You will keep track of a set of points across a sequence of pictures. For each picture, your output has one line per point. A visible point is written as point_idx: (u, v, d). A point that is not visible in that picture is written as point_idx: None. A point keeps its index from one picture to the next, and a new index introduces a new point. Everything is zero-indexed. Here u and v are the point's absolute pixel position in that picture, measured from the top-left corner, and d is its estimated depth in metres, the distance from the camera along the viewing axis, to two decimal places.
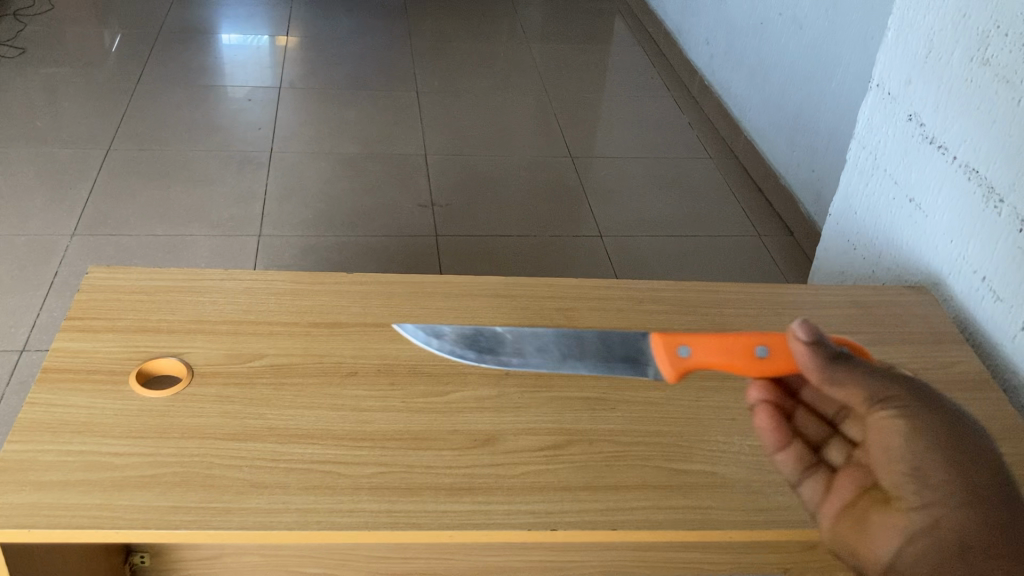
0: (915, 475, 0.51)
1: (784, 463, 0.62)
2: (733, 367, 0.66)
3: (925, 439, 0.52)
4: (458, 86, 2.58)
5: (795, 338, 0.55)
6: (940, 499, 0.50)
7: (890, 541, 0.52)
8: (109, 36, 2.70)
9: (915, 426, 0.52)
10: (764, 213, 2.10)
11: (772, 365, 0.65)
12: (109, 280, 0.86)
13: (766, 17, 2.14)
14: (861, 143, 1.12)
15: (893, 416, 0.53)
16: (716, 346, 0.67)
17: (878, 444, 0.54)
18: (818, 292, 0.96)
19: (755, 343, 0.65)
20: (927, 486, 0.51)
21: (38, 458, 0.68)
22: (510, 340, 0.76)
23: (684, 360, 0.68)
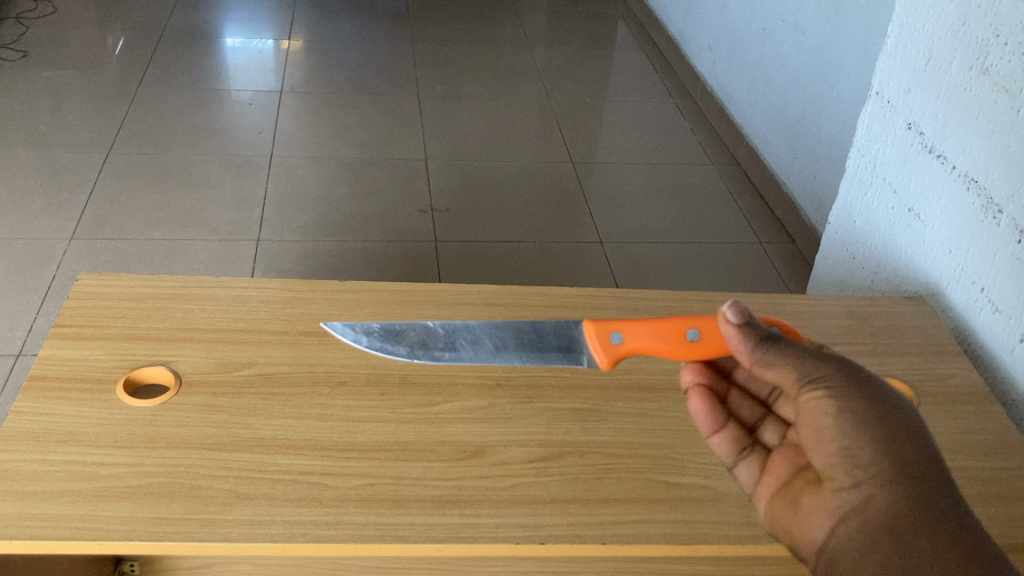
0: (844, 454, 0.53)
1: (720, 445, 0.64)
2: (667, 353, 0.65)
3: (853, 419, 0.53)
4: (460, 91, 2.58)
5: (725, 321, 0.57)
6: (869, 478, 0.52)
7: (824, 520, 0.54)
8: (112, 39, 2.70)
9: (843, 407, 0.54)
10: (765, 220, 2.09)
11: (704, 348, 0.64)
12: (99, 287, 0.86)
13: (769, 23, 2.13)
14: (860, 152, 1.11)
15: (822, 397, 0.55)
16: (649, 332, 0.65)
17: (809, 424, 0.55)
18: (815, 302, 0.95)
19: (687, 326, 0.64)
20: (856, 466, 0.53)
21: (22, 468, 0.68)
22: (440, 332, 0.73)
23: (617, 347, 0.67)
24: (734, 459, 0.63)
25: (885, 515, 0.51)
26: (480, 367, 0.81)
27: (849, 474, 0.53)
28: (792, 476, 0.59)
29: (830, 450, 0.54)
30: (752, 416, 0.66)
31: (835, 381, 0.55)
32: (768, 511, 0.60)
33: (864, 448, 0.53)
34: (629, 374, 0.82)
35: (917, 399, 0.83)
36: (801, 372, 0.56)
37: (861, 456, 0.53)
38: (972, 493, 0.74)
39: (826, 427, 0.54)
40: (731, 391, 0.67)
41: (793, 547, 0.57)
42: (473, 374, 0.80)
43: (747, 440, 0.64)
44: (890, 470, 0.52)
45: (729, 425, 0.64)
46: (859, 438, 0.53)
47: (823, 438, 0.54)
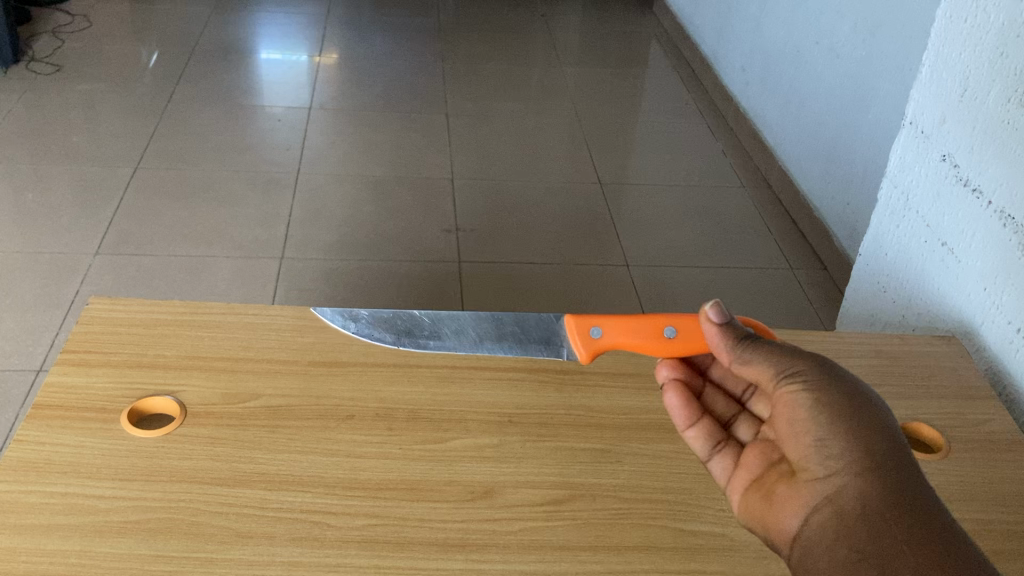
0: (818, 445, 0.57)
1: (696, 439, 0.68)
2: (645, 348, 0.70)
3: (827, 412, 0.58)
4: (490, 110, 2.56)
5: (707, 319, 0.63)
6: (842, 466, 0.56)
7: (796, 508, 0.58)
8: (146, 53, 2.73)
9: (817, 400, 0.58)
10: (797, 246, 2.04)
11: (680, 345, 0.69)
12: (109, 312, 0.85)
13: (804, 45, 2.10)
14: (893, 182, 1.08)
15: (798, 392, 0.59)
16: (627, 328, 0.71)
17: (784, 417, 0.60)
18: (841, 340, 0.92)
19: (664, 324, 0.69)
20: (829, 455, 0.57)
21: (20, 500, 0.66)
22: (427, 323, 0.80)
23: (596, 342, 0.72)
24: (710, 453, 0.68)
25: (856, 500, 0.55)
26: (493, 401, 0.79)
27: (822, 464, 0.57)
28: (765, 470, 0.63)
29: (805, 441, 0.58)
30: (726, 412, 0.70)
31: (810, 377, 0.59)
32: (743, 503, 0.63)
33: (837, 438, 0.57)
34: (645, 412, 0.80)
35: (948, 445, 0.80)
36: (778, 369, 0.60)
37: (834, 445, 0.57)
38: (1006, 547, 0.70)
39: (802, 419, 0.58)
40: (706, 388, 0.72)
41: (765, 537, 0.61)
42: (485, 409, 0.78)
43: (723, 435, 0.68)
44: (861, 458, 0.56)
45: (704, 421, 0.68)
46: (832, 429, 0.57)
47: (798, 430, 0.59)
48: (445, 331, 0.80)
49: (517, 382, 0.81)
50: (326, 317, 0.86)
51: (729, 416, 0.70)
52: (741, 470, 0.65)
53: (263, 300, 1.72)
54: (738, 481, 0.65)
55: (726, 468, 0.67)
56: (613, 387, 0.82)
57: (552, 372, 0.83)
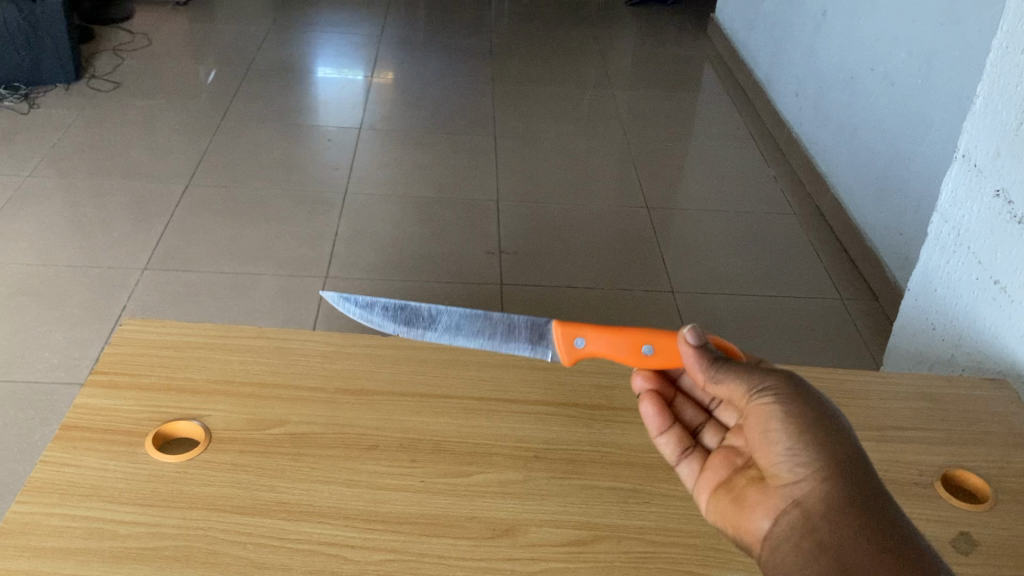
0: (790, 453, 0.58)
1: (666, 445, 0.68)
2: (626, 362, 0.69)
3: (797, 423, 0.58)
4: (538, 131, 2.56)
5: (684, 341, 0.62)
6: (810, 473, 0.58)
7: (766, 512, 0.59)
8: (204, 71, 2.78)
9: (788, 413, 0.59)
10: (848, 275, 2.00)
11: (656, 362, 0.67)
12: (141, 333, 0.85)
13: (857, 71, 2.06)
14: (944, 217, 1.04)
15: (769, 403, 0.59)
16: (611, 340, 0.69)
17: (755, 428, 0.60)
18: (884, 381, 0.88)
19: (643, 341, 0.67)
20: (799, 462, 0.58)
21: (43, 522, 0.66)
22: (424, 312, 0.73)
23: (579, 350, 0.70)
24: (678, 458, 0.68)
25: (823, 504, 0.56)
26: (519, 436, 0.77)
27: (792, 471, 0.58)
28: (732, 475, 0.64)
29: (775, 449, 0.59)
30: (695, 420, 0.71)
31: (779, 389, 0.60)
32: (709, 505, 0.64)
33: (806, 447, 0.58)
34: None
35: (994, 495, 0.76)
36: (750, 384, 0.60)
37: (803, 453, 0.58)
38: None
39: (774, 430, 0.59)
40: (678, 396, 0.71)
41: (734, 538, 0.62)
42: (510, 443, 0.77)
43: (690, 442, 0.68)
44: (828, 466, 0.57)
45: (675, 428, 0.69)
46: (802, 438, 0.58)
47: (770, 440, 0.59)
48: (440, 323, 0.73)
49: (545, 417, 0.80)
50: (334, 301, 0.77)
51: (697, 425, 0.70)
52: (707, 473, 0.65)
53: (306, 321, 1.73)
54: (704, 483, 0.65)
55: (694, 472, 0.67)
56: (643, 423, 0.80)
57: (581, 407, 0.81)
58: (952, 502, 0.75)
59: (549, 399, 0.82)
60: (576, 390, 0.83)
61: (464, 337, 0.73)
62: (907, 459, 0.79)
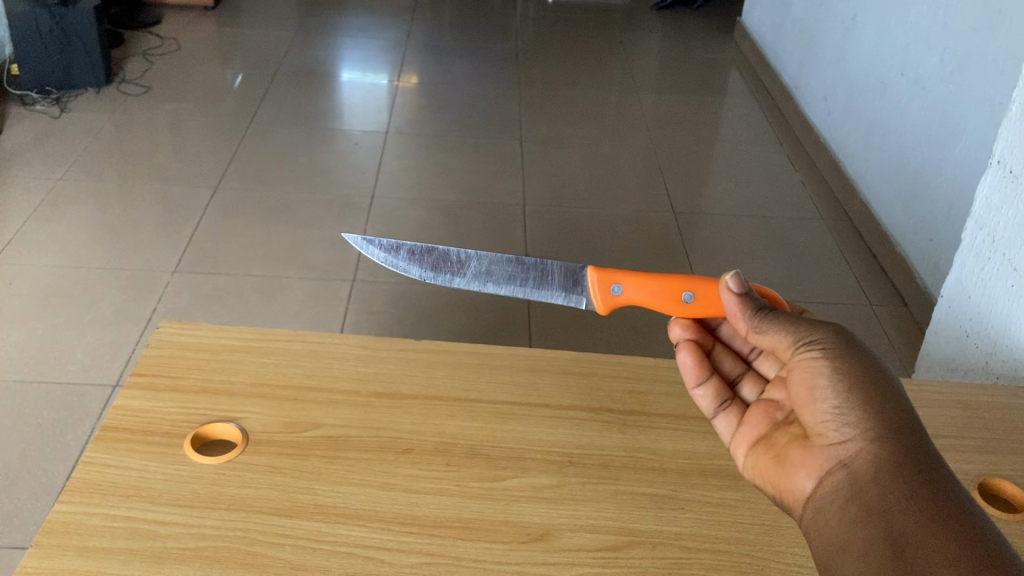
0: (837, 411, 0.58)
1: (703, 398, 0.70)
2: (664, 309, 0.71)
3: (844, 379, 0.58)
4: (563, 135, 2.57)
5: (727, 288, 0.64)
6: (857, 433, 0.57)
7: (812, 472, 0.60)
8: (232, 74, 2.81)
9: (836, 369, 0.59)
10: (876, 282, 1.99)
11: (697, 309, 0.70)
12: (178, 336, 0.86)
13: (888, 76, 2.05)
14: (978, 224, 1.03)
15: (817, 358, 0.60)
16: (649, 286, 0.71)
17: (802, 383, 0.61)
18: (919, 388, 0.88)
19: (683, 288, 0.70)
20: (847, 421, 0.58)
21: (85, 522, 0.67)
22: (452, 257, 0.75)
23: (616, 298, 0.72)
24: (716, 411, 0.70)
25: (871, 465, 0.56)
26: (553, 441, 0.78)
27: (839, 431, 0.58)
28: (772, 431, 0.65)
29: (823, 407, 0.59)
30: (733, 371, 0.73)
31: (828, 344, 0.60)
32: (750, 460, 0.66)
33: (854, 406, 0.58)
34: (709, 458, 0.77)
35: None
36: (796, 336, 0.61)
37: (850, 412, 0.58)
38: None
39: (821, 386, 0.59)
40: (716, 347, 0.74)
41: (777, 497, 0.63)
42: (544, 448, 0.77)
43: (728, 395, 0.70)
44: (875, 425, 0.57)
45: (713, 380, 0.70)
46: (849, 395, 0.58)
47: (817, 397, 0.59)
48: (469, 269, 0.75)
49: (578, 422, 0.80)
50: (357, 245, 0.79)
51: (735, 377, 0.73)
52: (745, 426, 0.67)
53: (335, 324, 1.74)
54: (743, 437, 0.67)
55: (731, 426, 0.69)
56: (677, 428, 0.80)
57: (614, 412, 0.82)
58: (990, 511, 0.74)
59: (582, 405, 0.82)
60: (610, 395, 0.84)
61: (494, 283, 0.75)
62: None
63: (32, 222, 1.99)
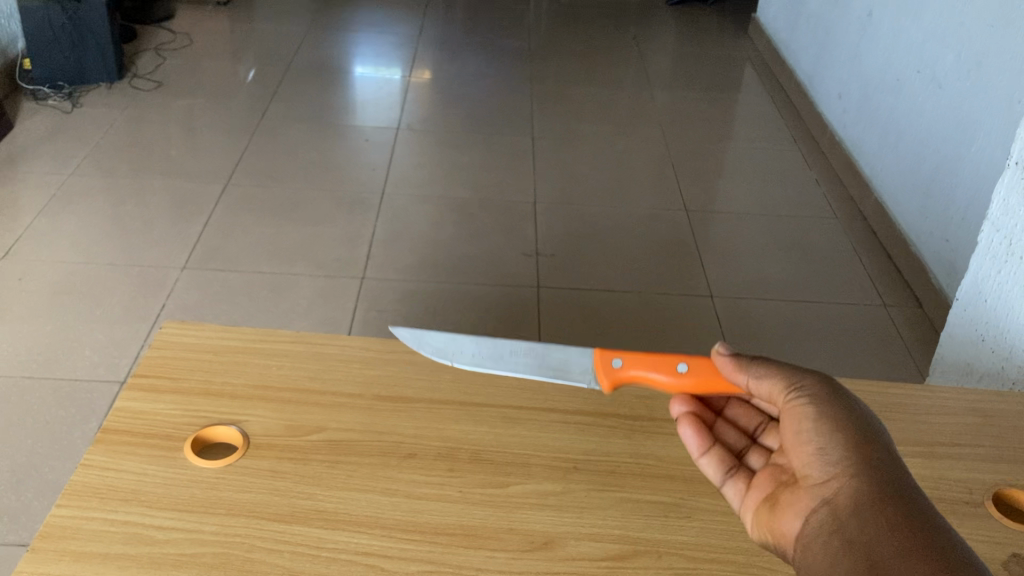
0: (821, 452, 0.58)
1: (708, 466, 0.67)
2: (661, 384, 0.69)
3: (829, 422, 0.59)
4: (575, 132, 2.55)
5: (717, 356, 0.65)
6: (841, 472, 0.57)
7: (799, 513, 0.59)
8: (245, 70, 2.80)
9: (820, 413, 0.59)
10: (890, 281, 1.96)
11: (691, 380, 0.67)
12: (181, 336, 0.85)
13: (904, 74, 2.02)
14: (995, 225, 1.01)
15: (803, 403, 0.60)
16: (647, 362, 0.69)
17: (789, 428, 0.60)
18: (933, 394, 0.86)
19: (677, 360, 0.68)
20: (830, 461, 0.58)
21: (82, 526, 0.66)
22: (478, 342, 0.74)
23: (615, 371, 0.70)
24: (723, 477, 0.67)
25: (853, 501, 0.55)
26: (558, 447, 0.76)
27: (823, 470, 0.58)
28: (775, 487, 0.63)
29: (806, 450, 0.59)
30: (738, 443, 0.69)
31: (814, 389, 0.60)
32: (754, 519, 0.63)
33: (838, 446, 0.58)
34: None
35: None
36: (786, 382, 0.61)
37: (833, 452, 0.58)
38: None
39: (806, 429, 0.59)
40: (719, 421, 0.70)
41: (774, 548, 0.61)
42: (550, 453, 0.76)
43: (734, 463, 0.67)
44: (858, 464, 0.56)
45: (716, 450, 0.68)
46: (832, 436, 0.58)
47: (802, 440, 0.59)
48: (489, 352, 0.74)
49: (584, 428, 0.79)
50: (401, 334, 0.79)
51: (741, 447, 0.69)
52: (751, 489, 0.65)
53: (344, 322, 1.73)
54: (750, 499, 0.64)
55: (738, 493, 0.66)
56: None
57: (621, 418, 0.80)
58: (1005, 522, 0.72)
59: (588, 410, 0.81)
60: (616, 401, 0.82)
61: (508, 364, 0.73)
62: (957, 477, 0.77)
63: (42, 218, 1.99)
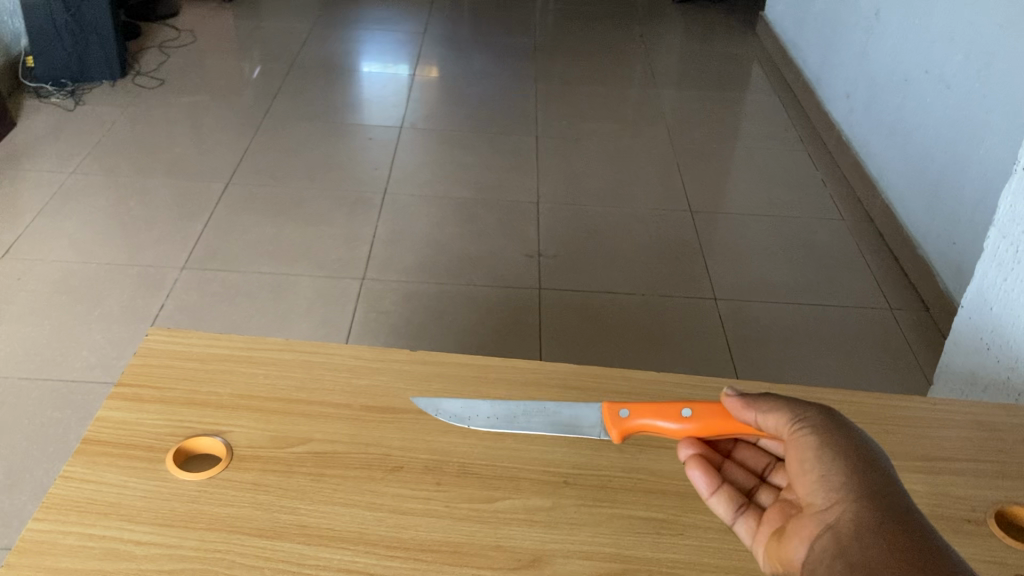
0: (822, 478, 0.56)
1: (718, 505, 0.64)
2: (665, 429, 0.68)
3: (832, 450, 0.57)
4: (580, 131, 2.53)
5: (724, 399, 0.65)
6: (841, 496, 0.55)
7: (803, 540, 0.56)
8: (249, 67, 2.79)
9: (823, 442, 0.58)
10: (896, 284, 1.94)
11: (696, 423, 0.67)
12: (167, 344, 0.84)
13: (911, 74, 2.00)
14: (1002, 232, 0.99)
15: (807, 434, 0.59)
16: (655, 410, 0.69)
17: (794, 459, 0.59)
18: (935, 406, 0.84)
19: (683, 406, 0.68)
20: (832, 486, 0.56)
21: (59, 542, 0.65)
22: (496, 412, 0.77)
23: (624, 422, 0.71)
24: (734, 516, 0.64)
25: (854, 522, 0.53)
26: (549, 461, 0.75)
27: (825, 497, 0.56)
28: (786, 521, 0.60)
29: (809, 479, 0.57)
30: (748, 483, 0.67)
31: (818, 421, 0.59)
32: (766, 556, 0.60)
33: (839, 472, 0.56)
34: None
35: None
36: (791, 415, 0.61)
37: (835, 478, 0.56)
38: None
39: (809, 459, 0.58)
40: (726, 463, 0.68)
41: None
42: (540, 467, 0.74)
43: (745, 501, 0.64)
44: (859, 488, 0.54)
45: (727, 487, 0.65)
46: (834, 463, 0.56)
47: (805, 469, 0.58)
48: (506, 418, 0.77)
49: (576, 441, 0.77)
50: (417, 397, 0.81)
51: (750, 487, 0.67)
52: (763, 524, 0.62)
53: (343, 323, 1.72)
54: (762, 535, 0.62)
55: (751, 530, 0.63)
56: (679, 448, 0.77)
57: None
58: (1008, 542, 0.70)
59: None
60: None
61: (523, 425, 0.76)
62: (959, 493, 0.75)
63: (43, 217, 1.98)
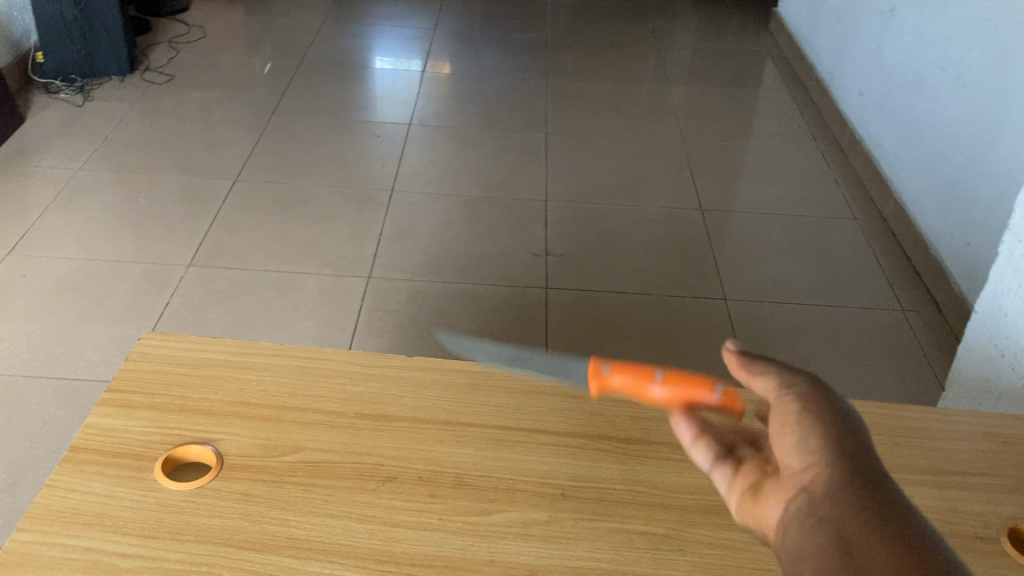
0: (802, 442, 0.50)
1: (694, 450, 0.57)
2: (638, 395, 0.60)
3: (816, 415, 0.51)
4: (591, 128, 2.50)
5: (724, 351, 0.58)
6: (821, 458, 0.49)
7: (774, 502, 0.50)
8: (259, 63, 2.78)
9: (806, 407, 0.52)
10: (910, 285, 1.91)
11: (672, 393, 0.58)
12: (160, 349, 0.82)
13: (927, 71, 1.96)
14: (1016, 238, 0.96)
15: (790, 398, 0.52)
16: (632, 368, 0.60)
17: (774, 420, 0.52)
18: (946, 417, 0.82)
19: (656, 370, 0.59)
20: (810, 449, 0.49)
21: (42, 553, 0.63)
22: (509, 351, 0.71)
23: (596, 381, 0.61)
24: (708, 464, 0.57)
25: (833, 490, 0.47)
26: (545, 472, 0.73)
27: (802, 461, 0.50)
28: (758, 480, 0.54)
29: (787, 441, 0.51)
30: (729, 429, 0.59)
31: (803, 387, 0.53)
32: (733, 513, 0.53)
33: (821, 436, 0.50)
34: (714, 494, 0.72)
35: None
36: (777, 376, 0.54)
37: (815, 440, 0.50)
38: None
39: (791, 421, 0.51)
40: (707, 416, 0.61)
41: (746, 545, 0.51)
42: (537, 479, 0.72)
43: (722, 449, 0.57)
44: (842, 455, 0.49)
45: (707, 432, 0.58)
46: (817, 428, 0.50)
47: (784, 431, 0.51)
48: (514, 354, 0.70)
49: (574, 451, 0.75)
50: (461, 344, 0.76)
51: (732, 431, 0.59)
52: (736, 478, 0.55)
53: (349, 322, 1.70)
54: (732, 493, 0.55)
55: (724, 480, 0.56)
56: (680, 460, 0.75)
57: (615, 442, 0.76)
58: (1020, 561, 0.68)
59: (579, 431, 0.77)
60: (611, 423, 0.78)
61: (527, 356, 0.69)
62: (971, 509, 0.72)
63: (50, 214, 1.97)
